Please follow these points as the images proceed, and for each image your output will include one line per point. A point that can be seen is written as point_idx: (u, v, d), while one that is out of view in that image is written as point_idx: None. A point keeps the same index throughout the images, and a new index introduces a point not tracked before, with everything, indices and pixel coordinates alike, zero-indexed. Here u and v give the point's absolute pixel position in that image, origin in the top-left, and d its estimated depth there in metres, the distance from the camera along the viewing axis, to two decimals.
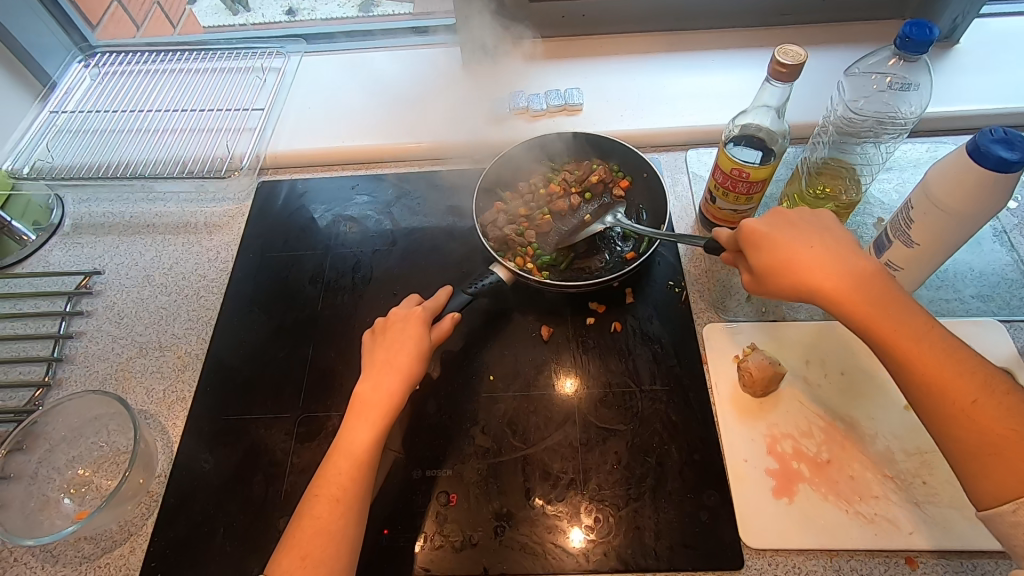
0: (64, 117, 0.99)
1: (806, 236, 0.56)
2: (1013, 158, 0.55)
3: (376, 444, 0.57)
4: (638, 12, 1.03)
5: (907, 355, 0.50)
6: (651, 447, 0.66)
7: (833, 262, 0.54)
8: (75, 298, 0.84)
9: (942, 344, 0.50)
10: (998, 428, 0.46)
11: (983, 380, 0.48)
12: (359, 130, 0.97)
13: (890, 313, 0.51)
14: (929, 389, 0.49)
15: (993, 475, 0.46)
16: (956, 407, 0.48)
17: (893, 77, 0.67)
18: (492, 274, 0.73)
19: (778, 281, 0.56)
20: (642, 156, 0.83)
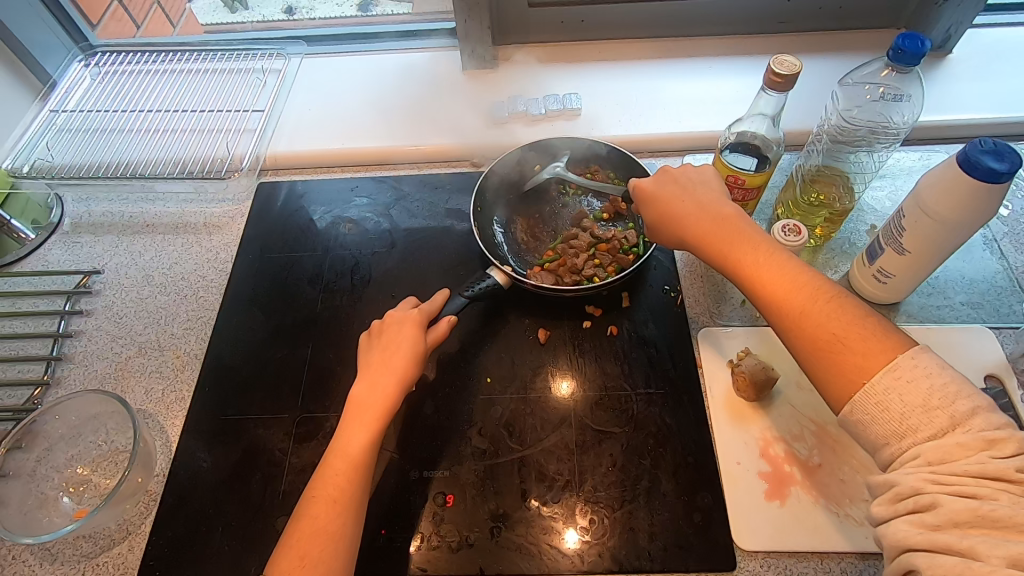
0: (64, 116, 0.99)
1: (683, 190, 0.67)
2: (1001, 169, 0.56)
3: (372, 447, 0.58)
4: (637, 18, 1.04)
5: (747, 278, 0.58)
6: (646, 450, 0.67)
7: (702, 208, 0.64)
8: (74, 297, 0.84)
9: (783, 269, 0.56)
10: (823, 334, 0.51)
11: (812, 294, 0.53)
12: (358, 131, 0.98)
13: (733, 248, 0.60)
14: (774, 307, 0.55)
15: (835, 378, 0.49)
16: (795, 321, 0.53)
17: (887, 87, 0.68)
18: (489, 278, 0.74)
19: (664, 231, 0.67)
20: (637, 160, 0.85)
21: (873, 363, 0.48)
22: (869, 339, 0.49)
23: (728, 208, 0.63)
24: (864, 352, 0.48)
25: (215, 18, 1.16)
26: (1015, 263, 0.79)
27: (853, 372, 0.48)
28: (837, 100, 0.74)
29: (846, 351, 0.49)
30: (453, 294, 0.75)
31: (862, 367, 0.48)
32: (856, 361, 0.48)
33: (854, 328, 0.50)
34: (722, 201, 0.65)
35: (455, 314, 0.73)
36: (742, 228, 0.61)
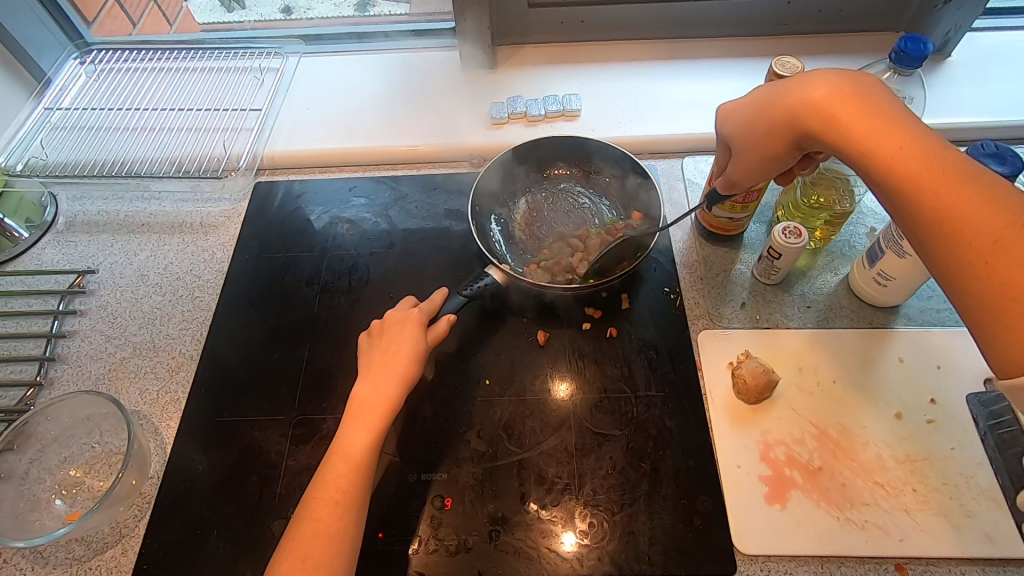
0: (59, 114, 0.99)
1: (796, 77, 0.56)
2: (1003, 172, 0.56)
3: (373, 448, 0.57)
4: (637, 19, 1.03)
5: (906, 184, 0.48)
6: (646, 453, 0.67)
7: (840, 89, 0.53)
8: (69, 296, 0.83)
9: (962, 179, 0.46)
10: (1021, 278, 0.41)
11: (1011, 214, 0.43)
12: (356, 131, 0.97)
13: (885, 143, 0.49)
14: (941, 224, 0.46)
15: (1016, 335, 0.42)
16: (975, 246, 0.44)
17: (888, 90, 0.68)
18: (487, 277, 0.73)
19: (771, 124, 0.57)
20: (635, 160, 0.84)
21: None
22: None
23: (877, 91, 0.52)
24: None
25: (212, 19, 1.15)
26: None
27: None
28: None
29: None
30: (452, 294, 0.74)
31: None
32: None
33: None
34: (861, 82, 0.54)
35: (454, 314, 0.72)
36: (890, 118, 0.50)
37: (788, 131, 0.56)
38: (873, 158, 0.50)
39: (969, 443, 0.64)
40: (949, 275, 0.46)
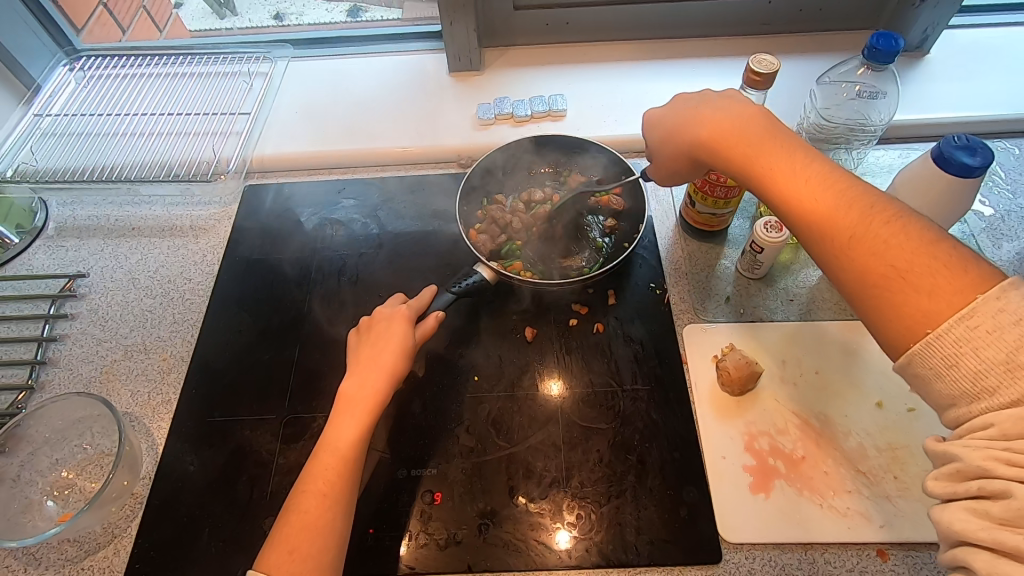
0: (49, 120, 0.99)
1: (692, 102, 0.64)
2: (974, 163, 0.57)
3: (362, 442, 0.58)
4: (622, 21, 1.05)
5: (785, 190, 0.54)
6: (633, 445, 0.68)
7: (726, 118, 0.60)
8: (59, 301, 0.83)
9: (826, 186, 0.52)
10: (877, 265, 0.46)
11: (863, 214, 0.49)
12: (345, 134, 0.98)
13: (764, 160, 0.56)
14: (812, 226, 0.51)
15: (890, 317, 0.45)
16: (842, 242, 0.49)
17: (862, 86, 0.70)
18: (475, 274, 0.74)
19: (675, 146, 0.64)
20: (621, 159, 0.85)
21: (917, 299, 0.44)
22: (937, 272, 0.44)
23: (754, 111, 0.59)
24: (923, 288, 0.44)
25: (203, 25, 1.16)
26: (992, 257, 0.80)
27: (914, 313, 0.44)
28: (816, 99, 0.75)
29: (908, 286, 0.44)
30: (441, 292, 0.75)
31: (925, 306, 0.43)
32: (922, 298, 0.44)
33: (918, 258, 0.45)
34: (746, 106, 0.61)
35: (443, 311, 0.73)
36: (769, 134, 0.57)
37: (689, 157, 0.64)
38: (755, 171, 0.56)
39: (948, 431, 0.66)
40: (829, 268, 0.51)
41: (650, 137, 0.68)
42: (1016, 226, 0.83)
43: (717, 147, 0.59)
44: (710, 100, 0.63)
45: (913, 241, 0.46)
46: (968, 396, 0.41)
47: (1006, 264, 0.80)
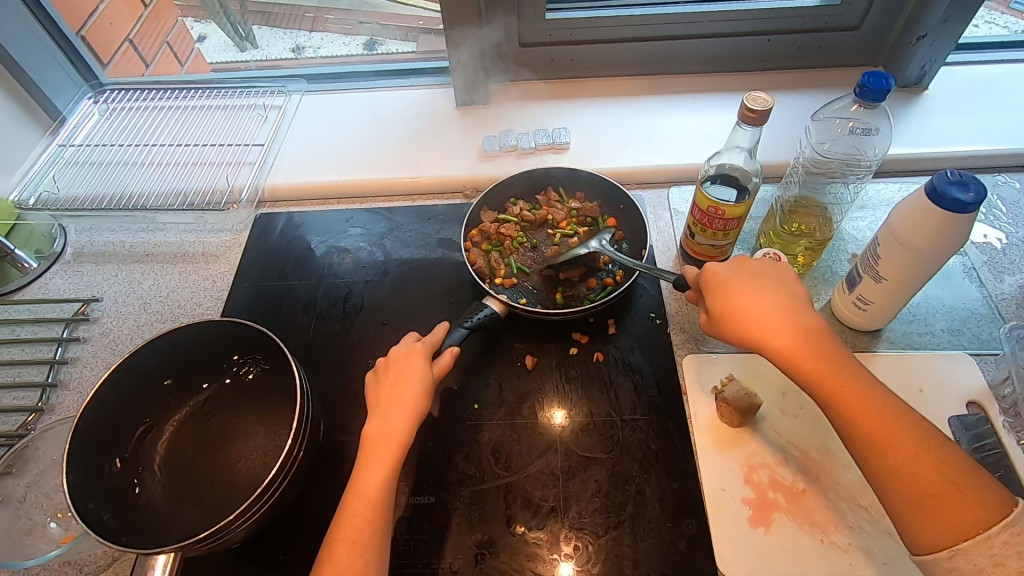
0: (71, 151, 1.03)
1: (746, 281, 0.59)
2: (966, 199, 0.58)
3: (389, 486, 0.59)
4: (625, 58, 1.08)
5: (836, 393, 0.52)
6: (631, 476, 0.67)
7: (787, 308, 0.57)
8: (73, 324, 0.85)
9: (879, 397, 0.52)
10: (935, 478, 0.48)
11: (916, 430, 0.50)
12: (355, 164, 1.01)
13: (827, 370, 0.53)
14: (864, 435, 0.51)
15: (934, 524, 0.47)
16: (897, 459, 0.49)
17: (857, 122, 0.71)
18: (487, 308, 0.76)
19: (727, 325, 0.58)
20: (621, 188, 0.88)
21: (978, 512, 0.46)
22: (980, 491, 0.47)
23: (809, 323, 0.56)
24: (967, 501, 0.47)
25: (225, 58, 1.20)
26: (993, 291, 0.80)
27: (963, 524, 0.46)
28: (811, 133, 0.76)
29: (966, 502, 0.47)
30: (454, 326, 0.76)
31: (976, 518, 0.46)
32: (976, 514, 0.46)
33: (966, 476, 0.48)
34: (800, 308, 0.57)
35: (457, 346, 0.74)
36: (831, 344, 0.55)
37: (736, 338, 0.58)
38: (819, 382, 0.53)
39: None
40: (873, 473, 0.50)
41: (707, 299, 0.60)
42: (1018, 258, 0.83)
43: (786, 354, 0.55)
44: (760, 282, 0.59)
45: (957, 465, 0.48)
46: (934, 557, 0.47)
47: (1008, 298, 0.79)
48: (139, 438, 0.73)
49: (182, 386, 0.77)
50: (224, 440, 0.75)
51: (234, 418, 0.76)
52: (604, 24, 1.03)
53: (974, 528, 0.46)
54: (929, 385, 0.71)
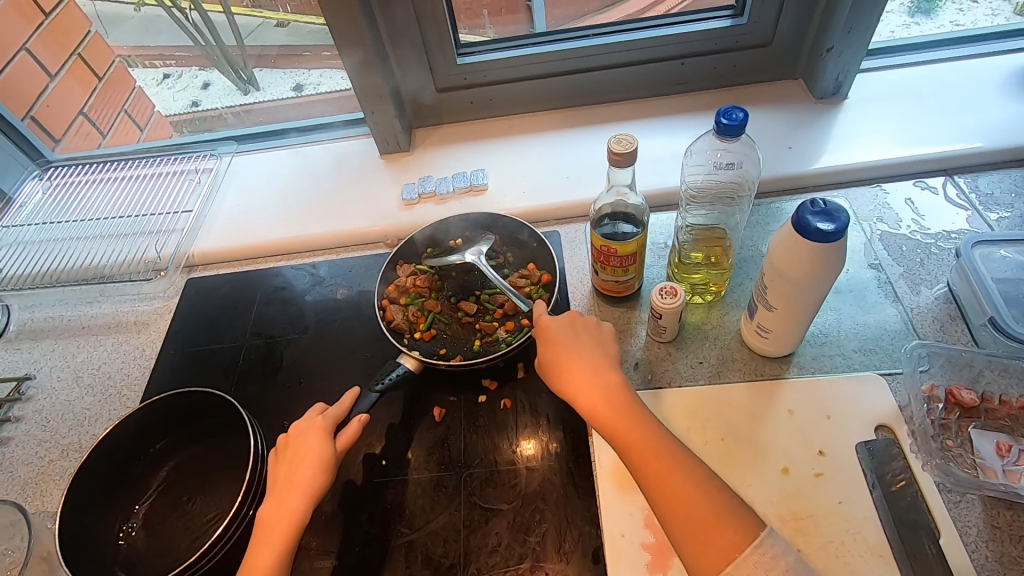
0: (16, 230, 1.08)
1: (566, 341, 0.65)
2: (829, 230, 0.57)
3: (278, 570, 0.58)
4: (542, 94, 1.09)
5: (627, 445, 0.57)
6: (533, 526, 0.67)
7: (597, 366, 0.62)
8: (7, 404, 0.88)
9: (667, 447, 0.56)
10: (703, 514, 0.51)
11: (693, 475, 0.54)
12: (282, 221, 1.03)
13: (620, 423, 0.58)
14: (650, 482, 0.55)
15: (705, 558, 0.50)
16: (669, 499, 0.53)
17: (723, 155, 0.75)
18: (400, 367, 0.76)
19: (552, 380, 0.64)
20: (530, 228, 0.89)
21: (737, 545, 0.50)
22: (740, 528, 0.51)
23: (612, 379, 0.62)
24: (725, 533, 0.50)
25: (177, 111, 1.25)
26: (910, 305, 0.78)
27: (724, 552, 0.50)
28: (687, 170, 0.79)
29: (724, 535, 0.50)
30: (367, 389, 0.77)
31: (733, 546, 0.50)
32: (730, 543, 0.50)
33: (726, 514, 0.51)
34: (608, 365, 0.63)
35: (368, 411, 0.74)
36: (630, 398, 0.60)
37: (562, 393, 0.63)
38: (613, 434, 0.58)
39: (856, 497, 0.63)
40: (660, 513, 0.54)
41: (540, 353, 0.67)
42: (936, 268, 0.81)
43: (592, 414, 0.60)
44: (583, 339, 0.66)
45: (725, 508, 0.52)
46: None
47: (924, 311, 0.77)
48: (133, 483, 0.74)
49: (177, 433, 0.76)
50: (209, 491, 0.74)
51: (222, 467, 0.75)
52: (515, 64, 1.04)
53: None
54: (838, 412, 0.70)
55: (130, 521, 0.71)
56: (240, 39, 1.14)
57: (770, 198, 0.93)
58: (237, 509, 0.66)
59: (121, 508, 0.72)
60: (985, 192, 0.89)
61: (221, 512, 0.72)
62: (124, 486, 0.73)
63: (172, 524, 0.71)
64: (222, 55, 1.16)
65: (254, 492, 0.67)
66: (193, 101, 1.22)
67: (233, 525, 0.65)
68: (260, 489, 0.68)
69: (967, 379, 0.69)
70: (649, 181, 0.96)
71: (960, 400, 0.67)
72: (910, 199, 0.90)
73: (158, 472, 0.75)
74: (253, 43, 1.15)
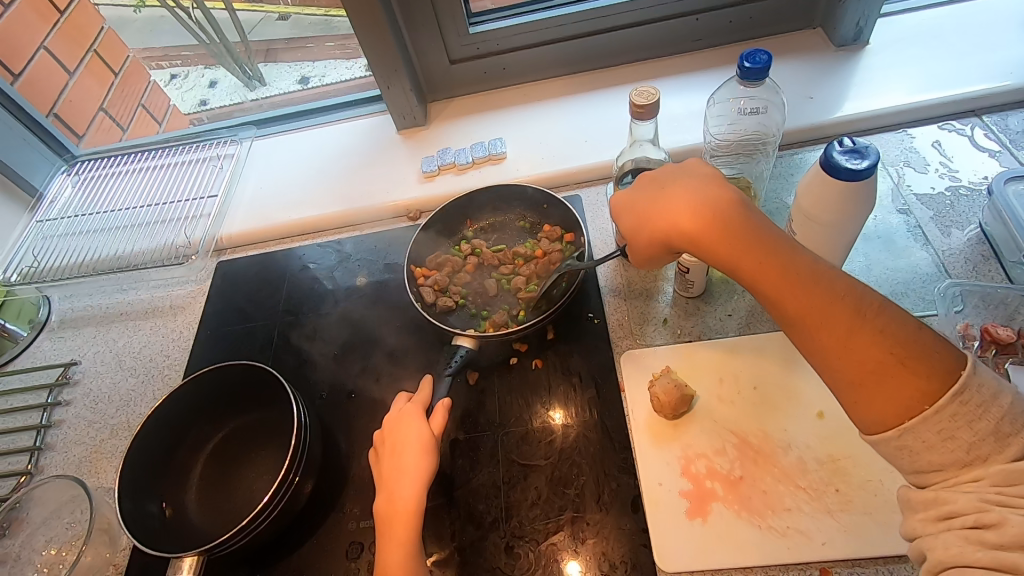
0: (47, 225, 1.08)
1: (665, 187, 0.61)
2: (860, 167, 0.56)
3: (413, 561, 0.58)
4: (556, 59, 1.08)
5: (763, 286, 0.54)
6: (571, 480, 0.68)
7: (703, 209, 0.58)
8: (57, 389, 0.92)
9: (813, 279, 0.52)
10: (874, 354, 0.49)
11: (854, 306, 0.50)
12: (306, 201, 1.05)
13: (745, 253, 0.55)
14: (798, 320, 0.52)
15: (878, 403, 0.48)
16: (834, 337, 0.50)
17: (746, 101, 0.75)
18: (460, 348, 0.76)
19: (648, 235, 0.62)
20: (536, 188, 0.90)
21: (920, 385, 0.47)
22: (926, 365, 0.47)
23: (726, 207, 0.57)
24: (911, 372, 0.47)
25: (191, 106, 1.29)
26: (941, 247, 0.77)
27: (904, 398, 0.47)
28: (710, 121, 0.80)
29: (904, 373, 0.48)
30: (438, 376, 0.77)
31: (917, 390, 0.47)
32: (916, 386, 0.47)
33: (906, 348, 0.48)
34: (722, 191, 0.59)
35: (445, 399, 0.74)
36: (746, 221, 0.56)
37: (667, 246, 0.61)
38: (741, 273, 0.55)
39: None
40: (812, 351, 0.52)
41: (622, 220, 0.65)
42: (967, 210, 0.80)
43: (698, 242, 0.58)
44: (683, 176, 0.61)
45: (897, 342, 0.48)
46: (961, 463, 0.46)
47: (956, 253, 0.77)
48: (184, 459, 0.76)
49: (222, 408, 0.79)
50: (255, 461, 0.76)
51: (266, 438, 0.77)
52: (527, 30, 1.03)
53: (999, 427, 0.45)
54: None
55: (183, 493, 0.74)
56: (244, 35, 1.21)
57: (792, 149, 0.92)
58: (284, 477, 0.68)
59: (173, 483, 0.74)
60: (1015, 131, 0.87)
61: (267, 481, 0.75)
62: (175, 461, 0.76)
63: (225, 497, 0.74)
64: (225, 50, 1.21)
65: (299, 459, 0.70)
66: (201, 100, 1.28)
67: (282, 489, 0.67)
68: (304, 455, 0.71)
69: (1003, 316, 0.69)
70: (669, 139, 0.95)
71: (996, 337, 0.66)
72: (937, 141, 0.89)
73: (204, 449, 0.78)
74: (258, 38, 1.22)
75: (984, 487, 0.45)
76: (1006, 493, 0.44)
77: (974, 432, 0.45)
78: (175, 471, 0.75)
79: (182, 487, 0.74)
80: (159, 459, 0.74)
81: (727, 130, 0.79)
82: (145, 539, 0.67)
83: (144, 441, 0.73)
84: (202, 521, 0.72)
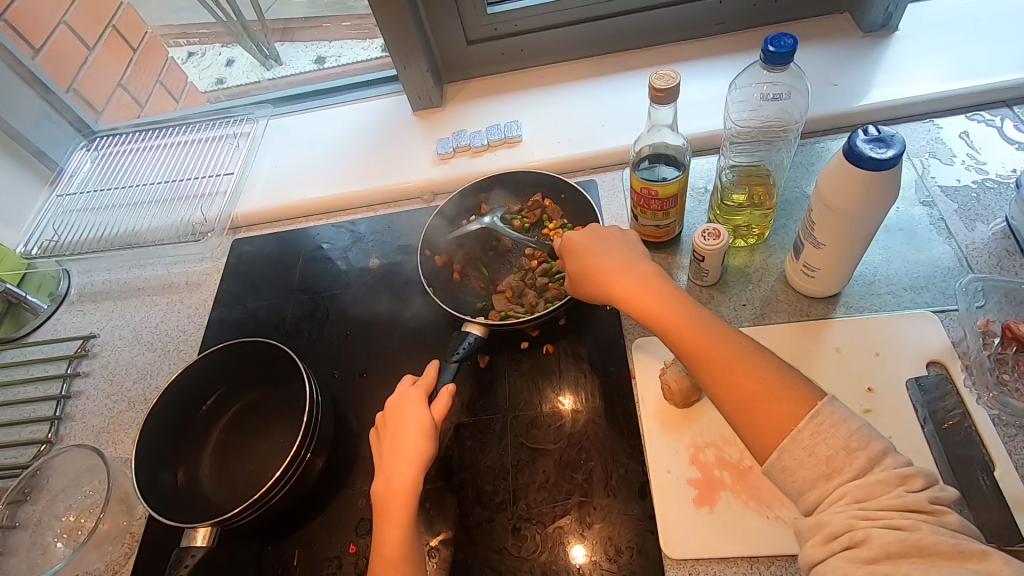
0: (66, 199, 1.09)
1: (597, 252, 0.66)
2: (885, 157, 0.55)
3: (407, 543, 0.58)
4: (572, 41, 1.07)
5: (674, 337, 0.56)
6: (579, 464, 0.69)
7: (638, 269, 0.63)
8: (76, 360, 0.93)
9: (701, 322, 0.56)
10: (744, 385, 0.51)
11: (730, 347, 0.53)
12: (320, 181, 1.05)
13: (656, 304, 0.59)
14: (695, 366, 0.54)
15: (762, 428, 0.49)
16: (722, 376, 0.52)
17: (771, 87, 0.73)
18: (469, 336, 0.75)
19: (590, 287, 0.65)
20: (556, 177, 0.88)
21: (782, 409, 0.49)
22: (780, 394, 0.50)
23: (646, 269, 0.63)
24: (779, 401, 0.49)
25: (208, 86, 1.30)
26: (965, 241, 0.76)
27: (778, 422, 0.49)
28: (731, 106, 0.78)
29: (770, 405, 0.49)
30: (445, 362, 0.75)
31: (787, 414, 0.49)
32: (782, 410, 0.49)
33: (771, 381, 0.50)
34: (641, 261, 0.64)
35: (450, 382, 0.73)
36: (663, 284, 0.61)
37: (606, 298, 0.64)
38: (652, 317, 0.59)
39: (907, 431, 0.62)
40: (712, 394, 0.53)
41: (569, 268, 0.69)
42: (993, 203, 0.78)
43: (627, 299, 0.61)
44: (609, 243, 0.67)
45: (764, 376, 0.51)
46: (891, 492, 0.47)
47: (980, 248, 0.75)
48: (199, 432, 0.78)
49: (238, 383, 0.80)
50: (268, 436, 0.78)
51: (280, 414, 0.79)
52: (546, 11, 1.01)
53: (913, 455, 0.47)
54: (887, 349, 0.68)
55: (198, 464, 0.76)
56: (261, 14, 1.19)
57: (812, 138, 0.91)
58: (296, 453, 0.69)
59: (187, 455, 0.76)
60: None
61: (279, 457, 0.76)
62: (190, 435, 0.77)
63: (237, 470, 0.76)
64: (244, 29, 1.20)
65: (311, 434, 0.71)
66: (219, 78, 1.28)
67: (293, 465, 0.68)
68: (315, 433, 0.71)
69: None
70: (688, 125, 0.93)
71: (1018, 335, 0.65)
72: (965, 132, 0.86)
73: (219, 421, 0.79)
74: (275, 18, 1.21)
75: (917, 518, 0.46)
76: (937, 522, 0.45)
77: (830, 445, 0.47)
78: (191, 444, 0.77)
79: (196, 459, 0.76)
80: (175, 432, 0.76)
81: (750, 115, 0.77)
82: (160, 506, 0.69)
83: (160, 415, 0.74)
84: (214, 492, 0.74)
